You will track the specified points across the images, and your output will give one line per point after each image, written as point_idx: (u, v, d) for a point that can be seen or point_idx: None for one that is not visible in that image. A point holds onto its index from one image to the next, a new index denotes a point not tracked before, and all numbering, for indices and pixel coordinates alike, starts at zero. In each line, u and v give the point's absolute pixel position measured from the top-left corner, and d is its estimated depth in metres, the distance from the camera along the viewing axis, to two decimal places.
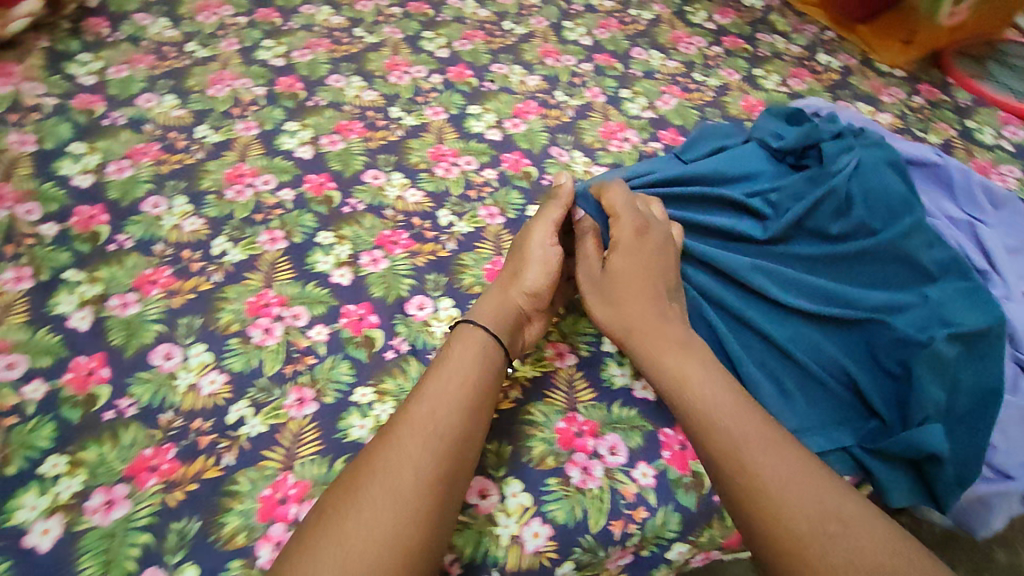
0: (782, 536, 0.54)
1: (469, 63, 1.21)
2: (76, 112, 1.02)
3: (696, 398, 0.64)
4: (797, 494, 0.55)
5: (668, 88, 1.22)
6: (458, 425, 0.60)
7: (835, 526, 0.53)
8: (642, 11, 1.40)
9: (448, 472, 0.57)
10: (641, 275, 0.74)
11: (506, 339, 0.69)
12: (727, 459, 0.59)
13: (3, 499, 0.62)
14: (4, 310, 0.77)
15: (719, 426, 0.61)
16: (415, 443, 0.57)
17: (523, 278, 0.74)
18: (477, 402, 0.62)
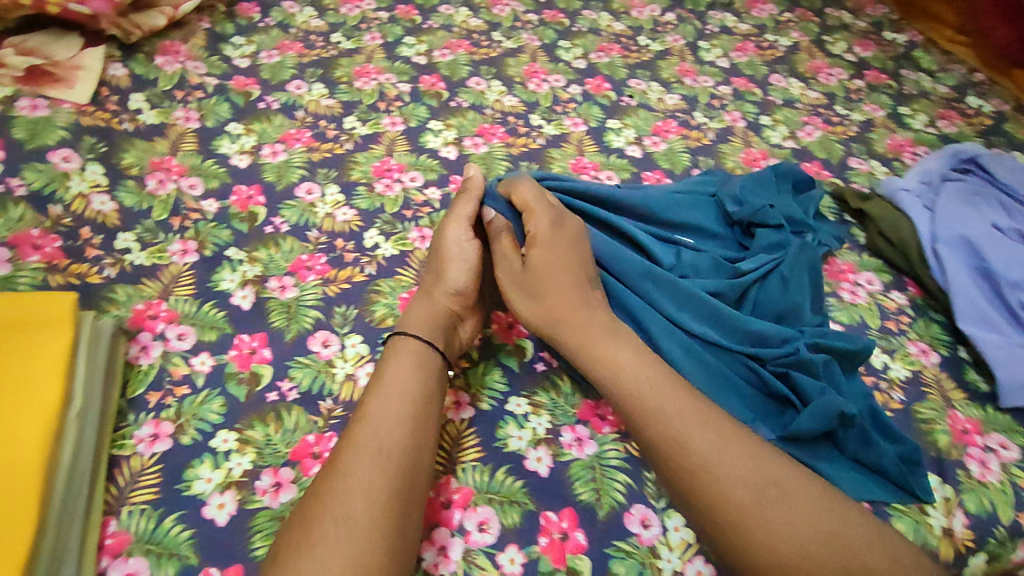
0: (736, 513, 0.57)
1: (608, 77, 1.20)
2: (235, 94, 1.01)
3: (626, 387, 0.66)
4: (737, 470, 0.59)
5: (810, 119, 1.18)
6: (412, 392, 0.64)
7: (774, 492, 0.58)
8: (780, 38, 1.36)
9: (413, 434, 0.61)
10: (563, 270, 0.74)
11: (441, 339, 0.70)
12: (669, 450, 0.61)
13: (179, 469, 0.63)
14: (171, 281, 0.78)
15: (653, 411, 0.63)
16: (371, 415, 0.61)
17: (445, 279, 0.75)
18: (423, 368, 0.66)
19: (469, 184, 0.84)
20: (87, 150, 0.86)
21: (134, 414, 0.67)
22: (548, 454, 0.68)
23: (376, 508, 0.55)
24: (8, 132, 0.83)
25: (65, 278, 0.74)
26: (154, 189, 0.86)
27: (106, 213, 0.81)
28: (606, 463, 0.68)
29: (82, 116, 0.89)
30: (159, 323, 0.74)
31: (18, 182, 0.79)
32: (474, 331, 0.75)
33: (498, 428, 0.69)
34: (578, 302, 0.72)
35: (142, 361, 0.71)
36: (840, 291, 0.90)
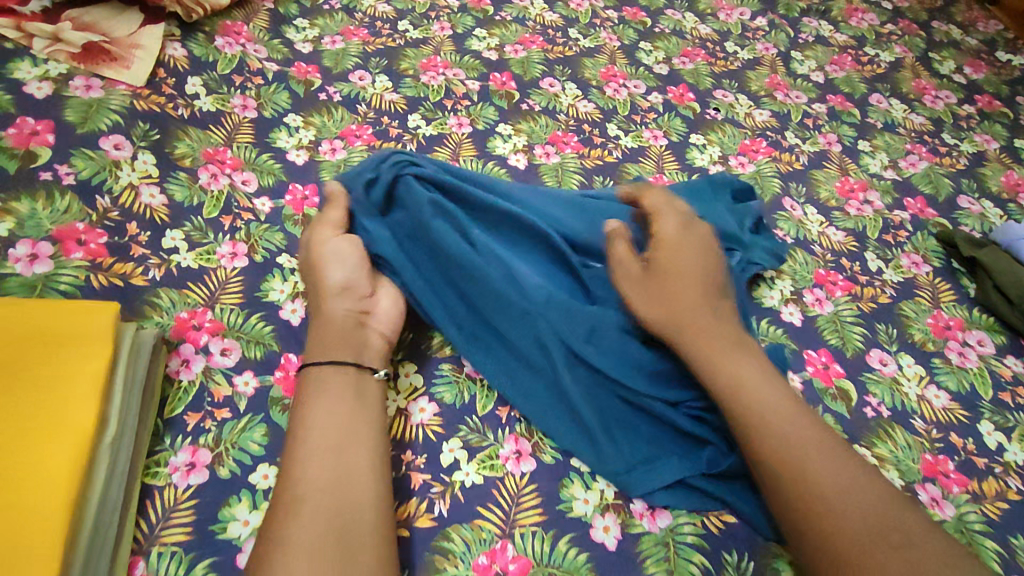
0: (854, 560, 0.49)
1: (692, 85, 1.10)
2: (295, 82, 0.95)
3: (747, 403, 0.57)
4: (856, 502, 0.52)
5: (914, 146, 1.07)
6: (334, 418, 0.58)
7: (898, 537, 0.50)
8: (881, 52, 1.24)
9: (336, 464, 0.55)
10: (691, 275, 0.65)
11: (351, 354, 0.63)
12: (779, 470, 0.54)
13: (214, 506, 0.58)
14: (218, 286, 0.73)
15: (772, 424, 0.56)
16: (296, 457, 0.55)
17: (326, 282, 0.67)
18: (344, 395, 0.60)
19: (329, 191, 0.74)
20: (139, 137, 0.80)
21: (170, 437, 0.62)
22: (615, 523, 0.62)
23: (317, 550, 0.49)
24: (58, 113, 0.78)
25: (108, 279, 0.69)
26: (206, 183, 0.80)
27: (155, 207, 0.76)
28: (679, 537, 0.62)
29: (136, 99, 0.84)
30: (203, 336, 0.69)
31: (66, 170, 0.74)
32: (395, 322, 0.69)
33: (563, 488, 0.63)
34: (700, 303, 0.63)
35: (183, 377, 0.66)
36: (948, 351, 0.82)
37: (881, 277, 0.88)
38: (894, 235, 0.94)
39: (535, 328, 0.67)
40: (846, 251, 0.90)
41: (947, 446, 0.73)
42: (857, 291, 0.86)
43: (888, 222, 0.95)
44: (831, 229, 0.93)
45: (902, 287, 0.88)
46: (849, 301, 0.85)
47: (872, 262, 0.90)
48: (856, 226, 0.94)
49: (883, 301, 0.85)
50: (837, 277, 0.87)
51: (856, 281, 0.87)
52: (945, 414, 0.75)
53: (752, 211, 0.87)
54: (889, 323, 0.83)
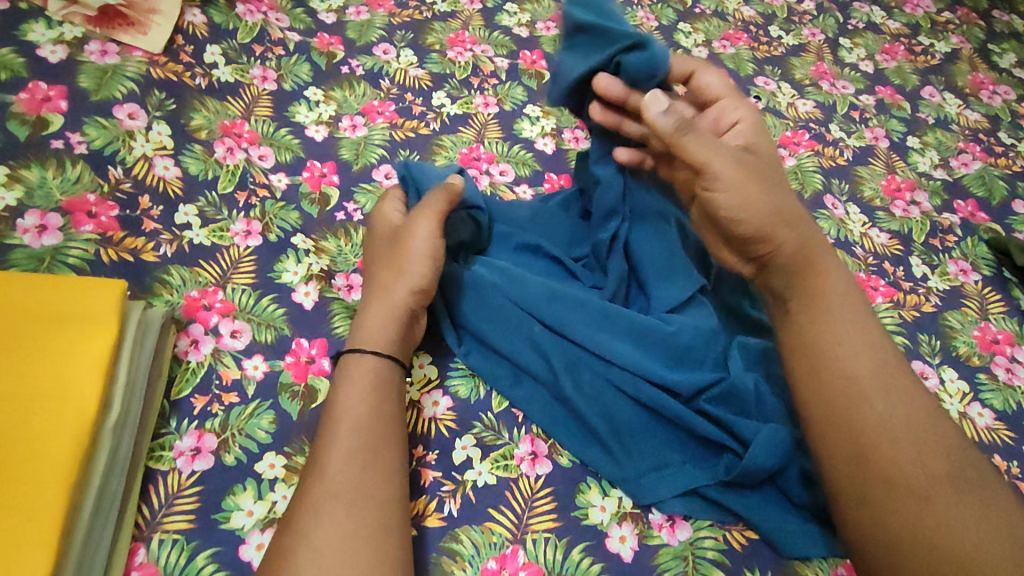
0: (918, 473, 0.47)
1: (732, 71, 1.04)
2: (317, 54, 0.91)
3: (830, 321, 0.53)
4: (930, 433, 0.49)
5: (967, 145, 1.01)
6: (372, 415, 0.54)
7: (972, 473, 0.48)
8: (936, 42, 1.17)
9: (369, 465, 0.51)
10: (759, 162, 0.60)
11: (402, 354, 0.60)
12: (855, 402, 0.50)
13: (219, 494, 0.56)
14: (230, 266, 0.70)
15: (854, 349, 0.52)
16: (330, 453, 0.51)
17: (410, 272, 0.62)
18: (385, 390, 0.56)
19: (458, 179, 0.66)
20: (154, 107, 0.78)
21: (176, 420, 0.60)
22: (633, 533, 0.59)
23: (347, 551, 0.46)
24: (72, 79, 0.76)
25: (118, 254, 0.67)
26: (222, 157, 0.77)
27: (168, 180, 0.73)
28: (699, 551, 0.59)
29: (152, 66, 0.81)
30: (213, 316, 0.66)
31: (78, 139, 0.72)
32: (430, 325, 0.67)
33: (580, 494, 0.60)
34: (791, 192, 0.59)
35: (191, 358, 0.63)
36: (994, 366, 0.77)
37: (926, 284, 0.83)
38: (942, 239, 0.88)
39: (531, 332, 0.64)
40: (890, 255, 0.85)
41: None
42: (899, 298, 0.81)
43: (936, 224, 0.90)
44: (873, 229, 0.88)
45: (948, 295, 0.83)
46: (891, 308, 0.80)
47: (917, 267, 0.85)
48: (902, 228, 0.88)
49: (927, 309, 0.81)
50: (879, 282, 0.82)
51: (899, 287, 0.82)
52: (988, 434, 0.71)
53: None
54: (933, 334, 0.78)
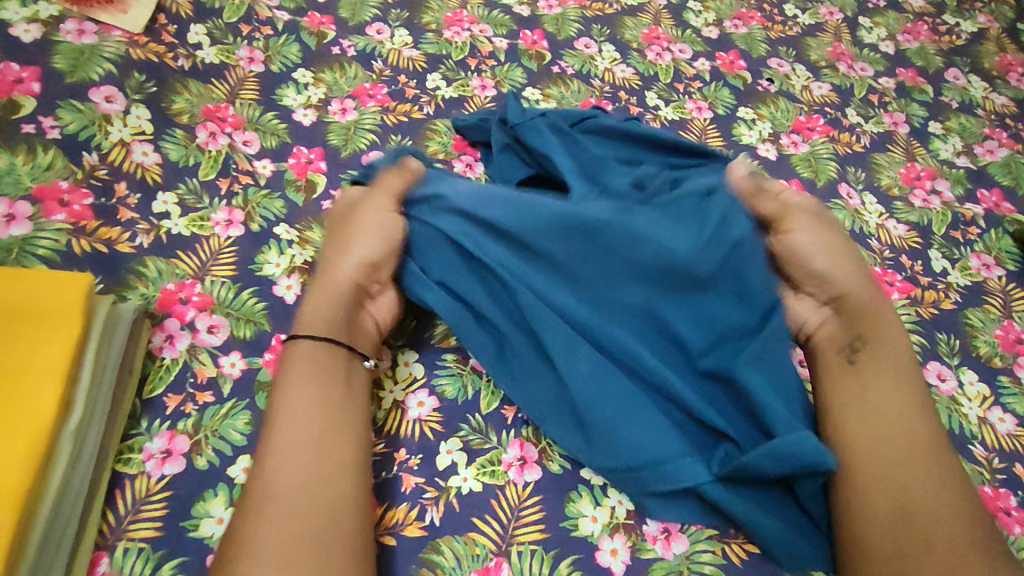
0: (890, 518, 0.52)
1: (744, 52, 0.99)
2: (307, 34, 0.87)
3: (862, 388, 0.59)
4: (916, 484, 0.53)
5: (993, 131, 0.96)
6: (317, 403, 0.52)
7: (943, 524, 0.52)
8: (962, 21, 1.10)
9: (310, 458, 0.49)
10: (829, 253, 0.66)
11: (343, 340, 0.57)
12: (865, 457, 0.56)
13: (189, 501, 0.54)
14: (210, 257, 0.67)
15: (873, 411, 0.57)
16: (273, 445, 0.50)
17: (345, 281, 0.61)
18: (329, 377, 0.54)
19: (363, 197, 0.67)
20: (133, 90, 0.74)
21: (148, 420, 0.57)
22: (625, 545, 0.56)
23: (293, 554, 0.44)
24: (47, 60, 0.73)
25: (91, 245, 0.64)
26: (204, 142, 0.74)
27: (147, 166, 0.70)
28: (694, 566, 0.56)
29: (132, 47, 0.78)
30: (189, 311, 0.63)
31: (51, 123, 0.69)
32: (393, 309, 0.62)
33: (570, 503, 0.57)
34: (861, 288, 0.65)
35: (166, 355, 0.61)
36: (1017, 368, 0.73)
37: (945, 280, 0.79)
38: (964, 231, 0.83)
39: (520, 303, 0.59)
40: (908, 248, 0.81)
41: (1010, 478, 0.65)
42: (917, 294, 0.76)
43: (958, 216, 0.85)
44: (891, 221, 0.83)
45: (969, 291, 0.78)
46: (907, 305, 0.75)
47: (936, 262, 0.80)
48: (921, 220, 0.83)
49: (947, 307, 0.76)
50: (895, 277, 0.77)
51: (917, 283, 0.77)
52: (1009, 442, 0.67)
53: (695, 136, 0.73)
54: (952, 333, 0.74)
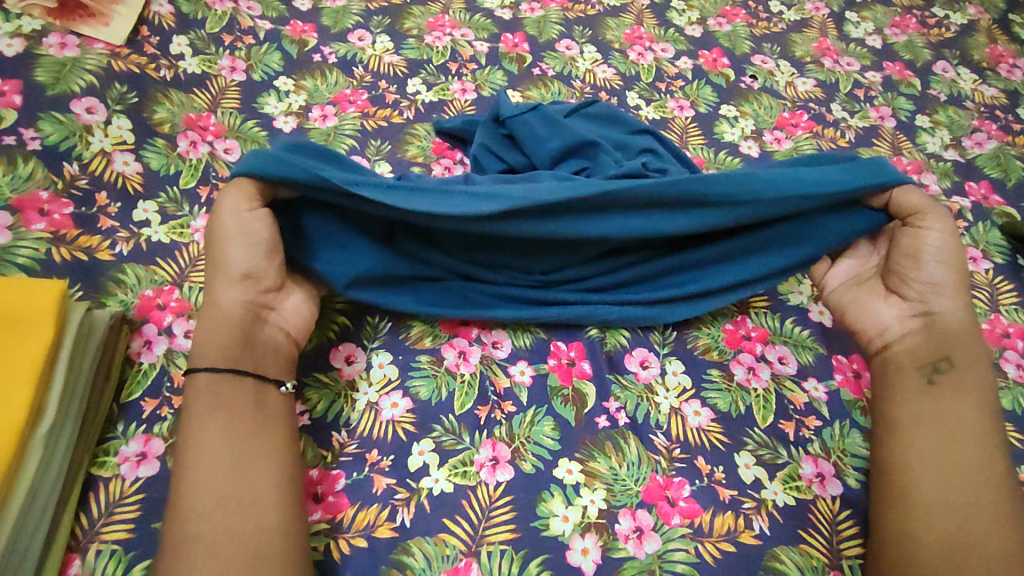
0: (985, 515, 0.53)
1: (727, 50, 0.99)
2: (289, 42, 0.88)
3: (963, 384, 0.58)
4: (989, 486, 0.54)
5: (982, 123, 0.94)
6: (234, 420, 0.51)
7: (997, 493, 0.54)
8: (951, 14, 1.09)
9: (250, 463, 0.49)
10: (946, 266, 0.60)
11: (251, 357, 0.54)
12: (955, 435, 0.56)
13: (162, 502, 0.55)
14: (188, 263, 0.67)
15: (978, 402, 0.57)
16: (184, 490, 0.47)
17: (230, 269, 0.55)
18: (236, 403, 0.52)
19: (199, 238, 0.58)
20: (115, 101, 0.76)
21: (124, 424, 0.58)
22: (596, 545, 0.56)
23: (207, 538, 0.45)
24: (29, 73, 0.74)
25: (70, 253, 0.65)
26: (184, 151, 0.75)
27: (128, 175, 0.71)
28: (667, 565, 0.55)
29: (114, 58, 0.79)
30: (167, 316, 0.64)
31: (32, 135, 0.70)
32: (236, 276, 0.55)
33: (541, 503, 0.57)
34: (966, 321, 0.60)
35: (144, 359, 0.61)
36: (1004, 362, 0.72)
37: None
38: None
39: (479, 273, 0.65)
40: None
41: None
42: None
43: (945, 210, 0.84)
44: None
45: None
46: None
47: None
48: None
49: None
50: None
51: None
52: None
53: (647, 140, 0.77)
54: None
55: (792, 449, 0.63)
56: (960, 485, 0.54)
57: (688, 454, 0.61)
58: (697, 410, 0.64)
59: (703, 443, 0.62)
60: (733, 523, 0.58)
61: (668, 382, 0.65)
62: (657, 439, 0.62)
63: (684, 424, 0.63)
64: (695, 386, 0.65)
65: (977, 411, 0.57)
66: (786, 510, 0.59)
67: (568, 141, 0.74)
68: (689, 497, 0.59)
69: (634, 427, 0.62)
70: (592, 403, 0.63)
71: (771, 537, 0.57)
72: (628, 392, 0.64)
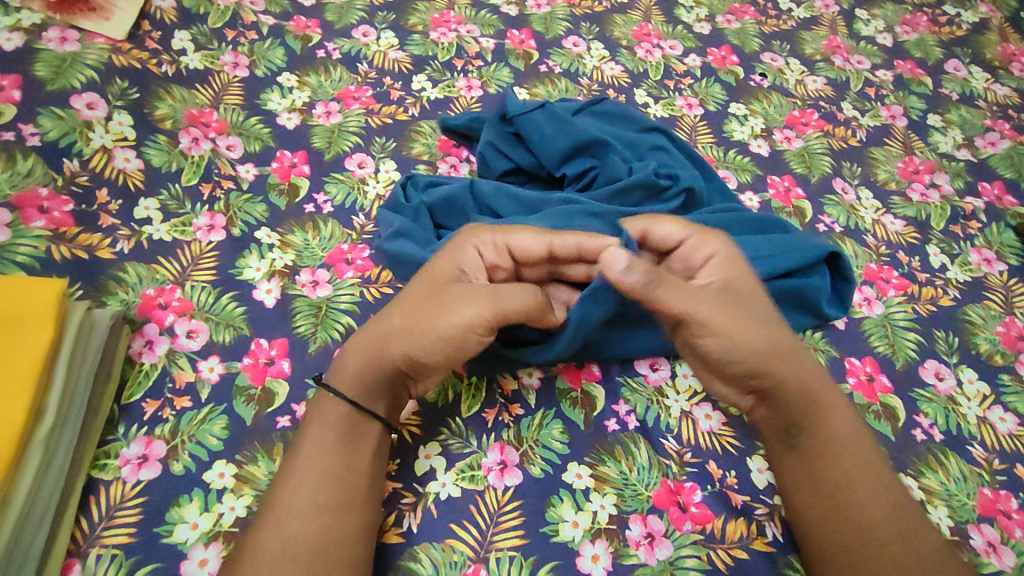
0: (878, 542, 0.50)
1: (736, 47, 0.97)
2: (293, 38, 0.87)
3: (799, 407, 0.54)
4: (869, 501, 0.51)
5: (995, 122, 0.93)
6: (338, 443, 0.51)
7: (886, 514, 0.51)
8: (962, 12, 1.08)
9: (342, 495, 0.49)
10: (727, 326, 0.52)
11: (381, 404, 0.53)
12: (829, 464, 0.52)
13: (163, 506, 0.53)
14: (190, 262, 0.66)
15: (827, 424, 0.54)
16: (279, 500, 0.48)
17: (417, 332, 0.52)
18: (355, 433, 0.52)
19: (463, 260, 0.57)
20: (116, 96, 0.75)
21: (125, 426, 0.57)
22: (607, 551, 0.54)
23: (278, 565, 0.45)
24: (29, 67, 0.73)
25: (70, 251, 0.64)
26: (186, 148, 0.73)
27: (129, 172, 0.70)
28: (679, 572, 0.54)
29: (115, 53, 0.78)
30: (168, 315, 0.63)
31: (31, 130, 0.69)
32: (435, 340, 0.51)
33: (551, 508, 0.56)
34: (762, 338, 0.53)
35: (145, 360, 0.60)
36: (1019, 365, 0.70)
37: (945, 275, 0.76)
38: (963, 226, 0.81)
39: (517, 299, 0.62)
40: (904, 243, 0.78)
41: (1010, 479, 0.63)
42: (914, 291, 0.74)
43: (957, 210, 0.82)
44: (888, 215, 0.81)
45: (969, 287, 0.76)
46: (904, 302, 0.73)
47: (935, 257, 0.77)
48: (919, 215, 0.81)
49: (946, 303, 0.74)
50: (891, 274, 0.75)
51: (914, 279, 0.75)
52: (1010, 441, 0.65)
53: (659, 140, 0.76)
54: (950, 330, 0.72)
55: None
56: (836, 516, 0.51)
57: (700, 458, 0.60)
58: (708, 414, 0.63)
59: (715, 447, 0.61)
60: (745, 530, 0.57)
61: (679, 385, 0.64)
62: (668, 444, 0.61)
63: (695, 428, 0.62)
64: (706, 389, 0.64)
65: (817, 428, 0.54)
66: None
67: (576, 141, 0.73)
68: (701, 503, 0.58)
69: (644, 430, 0.61)
70: (601, 406, 0.62)
71: (784, 543, 0.56)
72: (638, 394, 0.63)
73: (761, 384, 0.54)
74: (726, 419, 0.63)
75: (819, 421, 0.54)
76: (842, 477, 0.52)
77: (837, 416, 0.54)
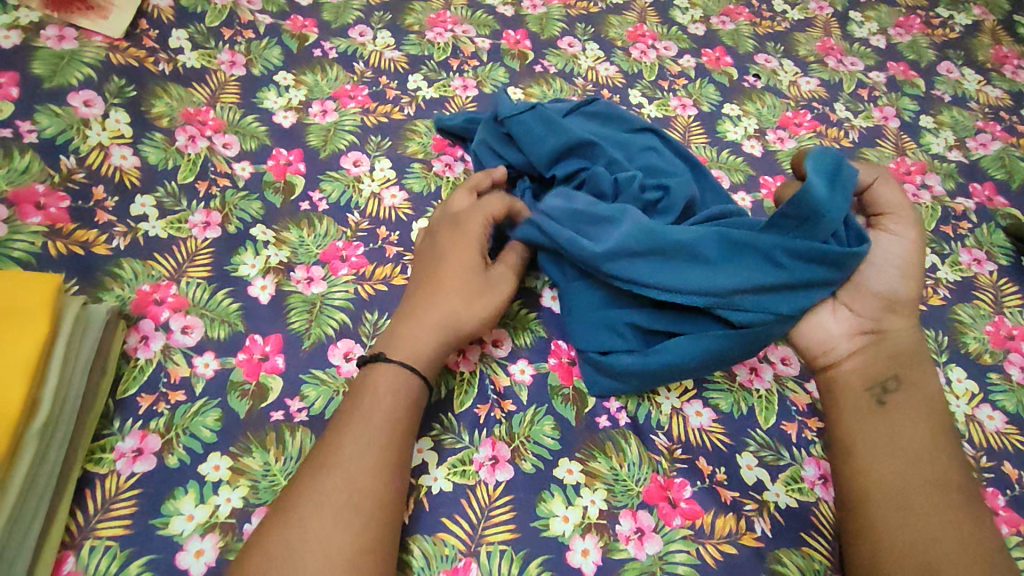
0: (928, 535, 0.51)
1: (730, 48, 0.98)
2: (289, 37, 0.87)
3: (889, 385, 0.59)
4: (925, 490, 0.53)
5: (986, 124, 0.94)
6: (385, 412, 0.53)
7: (941, 503, 0.52)
8: (956, 14, 1.09)
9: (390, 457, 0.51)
10: (907, 279, 0.61)
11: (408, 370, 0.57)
12: (896, 444, 0.56)
13: (157, 499, 0.54)
14: (186, 259, 0.67)
15: (910, 415, 0.57)
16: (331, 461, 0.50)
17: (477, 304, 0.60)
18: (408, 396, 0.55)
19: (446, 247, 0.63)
20: (113, 94, 0.75)
21: (120, 420, 0.57)
22: (597, 545, 0.55)
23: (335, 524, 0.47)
24: (26, 64, 0.74)
25: (67, 247, 0.65)
26: (183, 145, 0.74)
27: (126, 169, 0.71)
28: (669, 566, 0.55)
29: (112, 51, 0.79)
30: (164, 311, 0.63)
31: (29, 127, 0.70)
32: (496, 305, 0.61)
33: (541, 503, 0.56)
34: (914, 341, 0.61)
35: (140, 355, 0.60)
36: (1008, 365, 0.71)
37: (935, 275, 0.77)
38: (954, 226, 0.82)
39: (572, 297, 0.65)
40: None
41: (997, 477, 0.63)
42: None
43: (948, 210, 0.83)
44: None
45: (959, 286, 0.76)
46: None
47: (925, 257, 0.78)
48: None
49: (936, 303, 0.74)
50: None
51: None
52: (998, 440, 0.66)
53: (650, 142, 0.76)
54: (940, 330, 0.72)
55: (794, 450, 0.62)
56: (892, 499, 0.53)
57: (690, 454, 0.61)
58: (698, 411, 0.63)
59: (705, 444, 0.61)
60: (734, 525, 0.57)
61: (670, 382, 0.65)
62: (659, 440, 0.61)
63: (686, 424, 0.62)
64: (697, 386, 0.65)
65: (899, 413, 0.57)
66: (788, 511, 0.58)
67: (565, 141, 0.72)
68: (690, 498, 0.58)
69: (635, 427, 0.62)
70: (593, 402, 0.63)
71: (773, 538, 0.57)
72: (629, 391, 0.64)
73: (879, 324, 0.62)
74: (717, 416, 0.63)
75: (906, 384, 0.59)
76: (907, 456, 0.55)
77: (934, 416, 0.57)
